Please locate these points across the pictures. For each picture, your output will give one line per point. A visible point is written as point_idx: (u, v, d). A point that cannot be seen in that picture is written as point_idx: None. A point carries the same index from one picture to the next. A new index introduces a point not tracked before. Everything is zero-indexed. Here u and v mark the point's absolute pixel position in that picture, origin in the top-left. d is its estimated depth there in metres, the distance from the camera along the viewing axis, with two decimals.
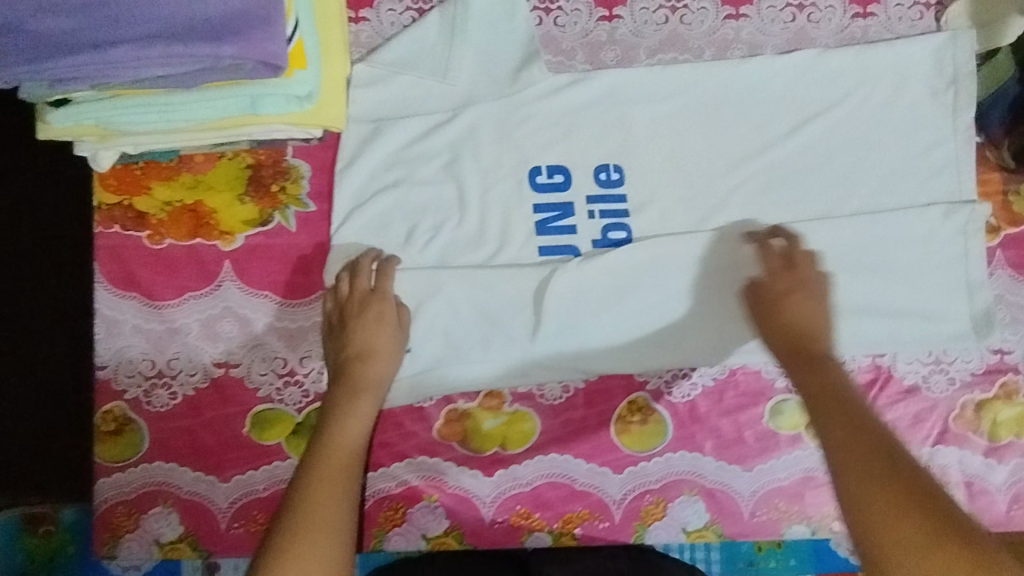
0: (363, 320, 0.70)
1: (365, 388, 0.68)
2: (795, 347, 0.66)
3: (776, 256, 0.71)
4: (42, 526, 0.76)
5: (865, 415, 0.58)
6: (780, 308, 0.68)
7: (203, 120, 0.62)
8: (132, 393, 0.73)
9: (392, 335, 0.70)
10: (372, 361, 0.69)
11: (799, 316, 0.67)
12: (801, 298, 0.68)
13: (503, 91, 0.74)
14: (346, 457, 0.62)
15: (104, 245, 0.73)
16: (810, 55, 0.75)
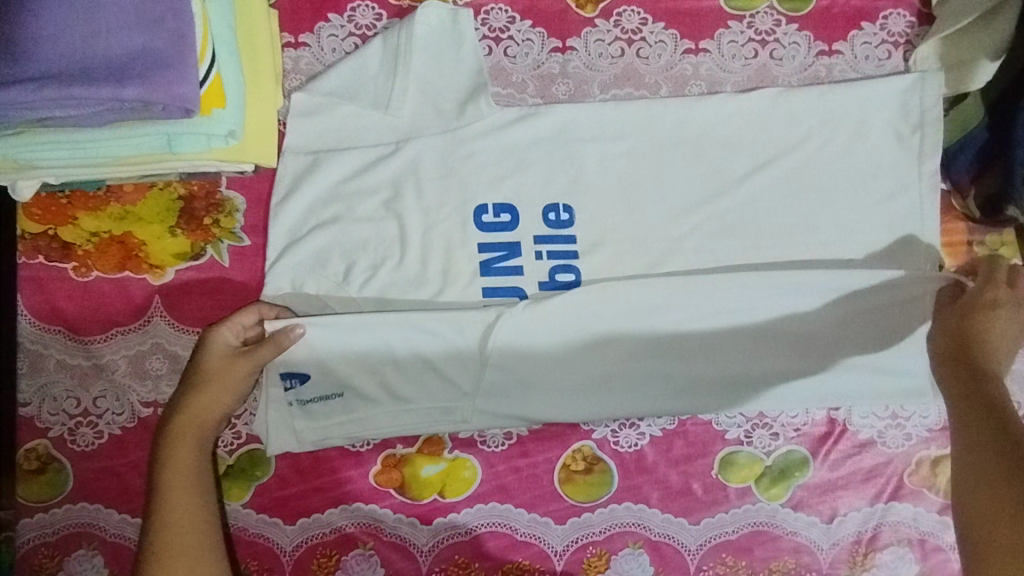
0: (196, 351, 0.66)
1: (199, 427, 0.64)
2: (956, 352, 0.60)
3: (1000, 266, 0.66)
4: None
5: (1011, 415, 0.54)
6: (965, 325, 0.62)
7: (118, 157, 0.59)
8: (56, 430, 0.70)
9: (221, 362, 0.66)
10: (206, 394, 0.65)
11: (1000, 334, 0.61)
12: (1009, 316, 0.62)
13: (447, 125, 0.72)
14: (188, 524, 0.59)
15: (29, 276, 0.71)
16: (769, 95, 0.73)
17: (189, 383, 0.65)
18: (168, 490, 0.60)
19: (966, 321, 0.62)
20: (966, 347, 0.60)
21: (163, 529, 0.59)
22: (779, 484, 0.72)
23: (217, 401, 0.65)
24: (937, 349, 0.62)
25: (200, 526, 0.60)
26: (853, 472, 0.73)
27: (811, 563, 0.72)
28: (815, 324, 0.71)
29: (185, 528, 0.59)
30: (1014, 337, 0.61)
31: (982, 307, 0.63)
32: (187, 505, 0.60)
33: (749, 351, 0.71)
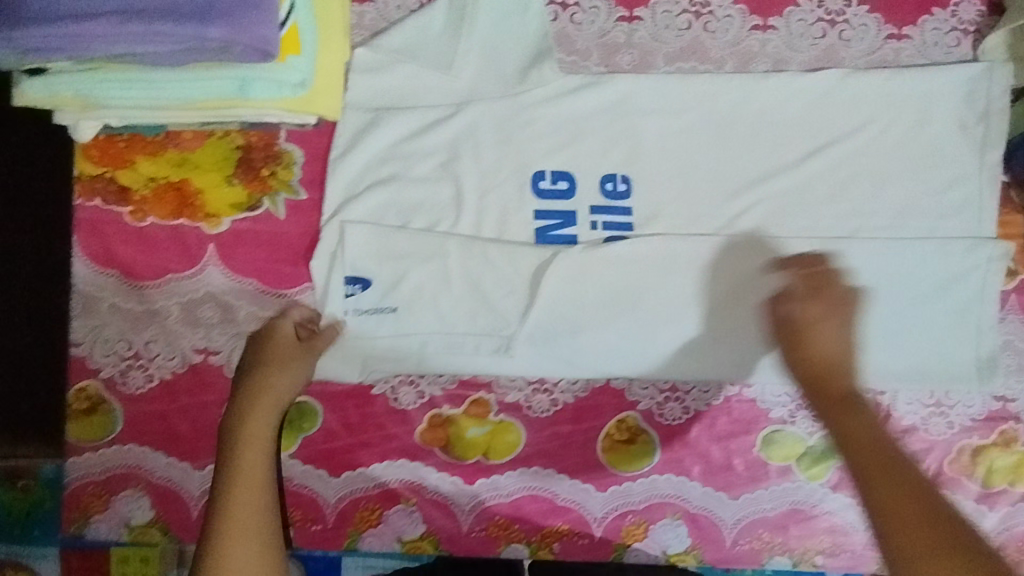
0: (259, 342, 0.65)
1: (264, 406, 0.59)
2: (822, 381, 0.66)
3: (817, 267, 0.69)
4: (21, 481, 0.71)
5: (894, 459, 0.61)
6: (802, 336, 0.66)
7: (187, 101, 0.59)
8: (107, 372, 0.71)
9: (294, 351, 0.65)
10: (270, 375, 0.61)
11: (825, 349, 0.68)
12: (833, 325, 0.67)
13: (509, 90, 0.71)
14: (248, 520, 0.54)
15: (84, 217, 0.70)
16: (837, 75, 0.72)
17: (251, 366, 0.62)
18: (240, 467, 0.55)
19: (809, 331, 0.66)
20: (831, 386, 0.66)
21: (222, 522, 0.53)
22: (820, 464, 0.73)
23: (287, 384, 0.62)
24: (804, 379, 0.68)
25: (260, 520, 0.54)
26: None
27: (845, 543, 0.73)
28: (855, 305, 0.72)
29: (247, 519, 0.53)
30: (836, 351, 0.68)
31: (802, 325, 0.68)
32: (252, 495, 0.54)
33: None
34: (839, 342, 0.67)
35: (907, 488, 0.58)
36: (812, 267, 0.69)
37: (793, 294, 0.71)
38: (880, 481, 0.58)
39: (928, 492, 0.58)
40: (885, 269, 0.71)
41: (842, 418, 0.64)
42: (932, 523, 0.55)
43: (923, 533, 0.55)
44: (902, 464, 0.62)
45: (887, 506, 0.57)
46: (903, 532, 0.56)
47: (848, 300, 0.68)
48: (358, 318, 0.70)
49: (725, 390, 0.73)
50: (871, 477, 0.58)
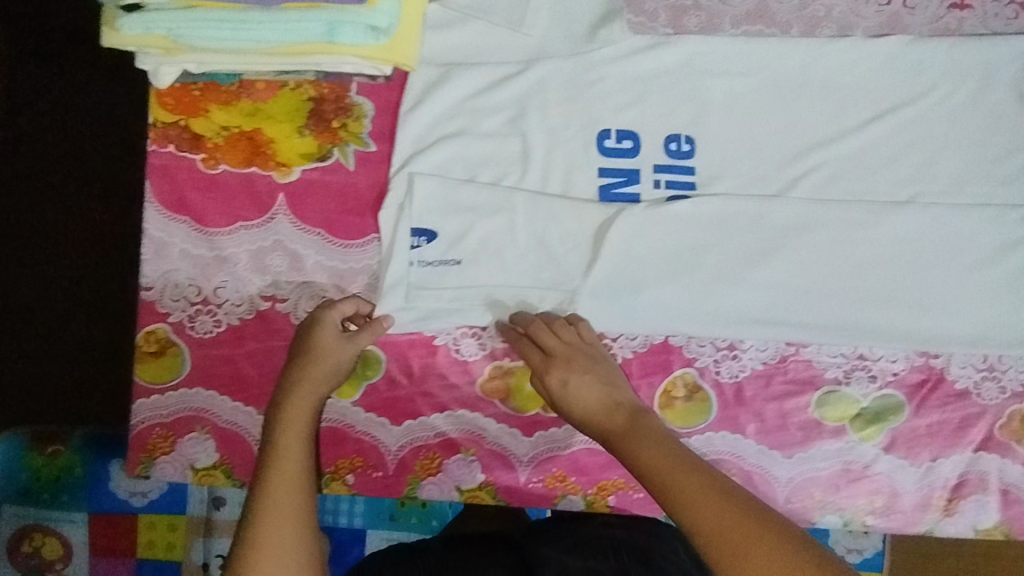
0: (302, 329, 0.69)
1: (305, 397, 0.66)
2: (602, 427, 0.66)
3: (562, 324, 0.71)
4: (50, 447, 0.93)
5: (693, 471, 0.59)
6: (562, 398, 0.69)
7: (276, 44, 0.60)
8: (176, 316, 0.72)
9: (333, 339, 0.68)
10: (308, 363, 0.67)
11: (576, 389, 0.68)
12: (581, 376, 0.68)
13: (578, 48, 0.72)
14: (289, 484, 0.60)
15: (157, 163, 0.71)
16: (901, 42, 0.73)
17: (293, 356, 0.68)
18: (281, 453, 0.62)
19: (563, 389, 0.69)
20: (613, 424, 0.66)
21: (264, 495, 0.59)
22: (874, 425, 0.74)
23: (325, 375, 0.67)
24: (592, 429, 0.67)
25: (300, 484, 0.61)
26: (946, 420, 0.74)
27: (895, 504, 0.75)
28: (911, 268, 0.72)
29: (287, 484, 0.60)
30: (592, 384, 0.68)
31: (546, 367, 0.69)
32: (292, 464, 0.61)
33: (852, 293, 0.72)
34: (604, 385, 0.68)
35: (708, 497, 0.56)
36: (552, 322, 0.71)
37: (851, 257, 0.72)
38: (677, 498, 0.57)
39: (732, 495, 0.56)
40: (945, 233, 0.72)
41: (628, 447, 0.63)
42: (744, 534, 0.53)
43: (751, 541, 0.52)
44: (693, 461, 0.60)
45: (699, 526, 0.55)
46: (721, 542, 0.54)
47: (582, 343, 0.70)
48: (422, 269, 0.71)
49: (782, 350, 0.74)
50: (660, 491, 0.59)
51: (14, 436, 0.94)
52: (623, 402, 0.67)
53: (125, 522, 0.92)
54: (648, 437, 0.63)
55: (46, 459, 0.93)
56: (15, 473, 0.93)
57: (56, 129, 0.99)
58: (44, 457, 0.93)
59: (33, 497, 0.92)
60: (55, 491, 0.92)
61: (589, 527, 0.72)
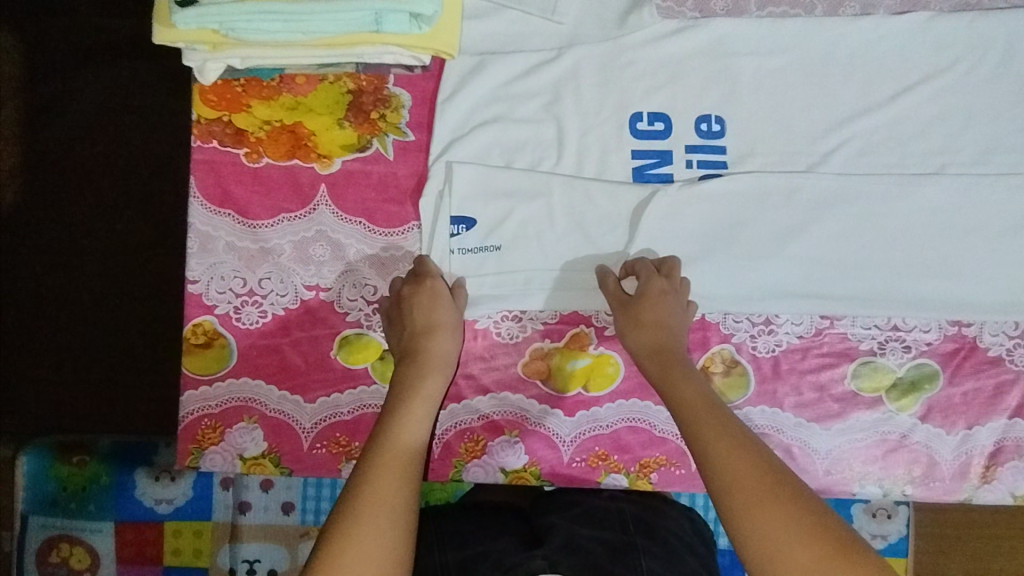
0: (418, 305, 0.70)
1: (434, 373, 0.69)
2: (653, 357, 0.68)
3: (646, 270, 0.71)
4: (76, 456, 0.91)
5: (728, 420, 0.63)
6: (636, 320, 0.69)
7: (325, 35, 0.63)
8: (222, 308, 0.73)
9: (450, 312, 0.71)
10: (433, 338, 0.69)
11: (653, 319, 0.69)
12: (665, 309, 0.69)
13: (609, 34, 0.75)
14: (408, 451, 0.63)
15: (202, 159, 0.73)
16: (923, 18, 0.75)
17: (416, 330, 0.69)
18: (405, 416, 0.65)
19: (635, 311, 0.69)
20: (666, 361, 0.68)
21: (382, 452, 0.62)
22: (911, 394, 0.75)
23: (450, 350, 0.70)
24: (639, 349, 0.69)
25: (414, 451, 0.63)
26: (982, 387, 0.75)
27: (935, 473, 0.75)
28: (939, 237, 0.74)
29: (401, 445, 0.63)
30: (666, 323, 0.69)
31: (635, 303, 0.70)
32: (414, 432, 0.64)
33: (886, 264, 0.74)
34: (669, 325, 0.69)
35: (732, 442, 0.60)
36: (633, 267, 0.71)
37: (881, 228, 0.74)
38: (706, 433, 0.61)
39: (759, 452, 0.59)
40: (973, 203, 0.74)
41: (672, 382, 0.66)
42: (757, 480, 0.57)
43: (759, 484, 0.57)
44: (730, 416, 0.63)
45: (716, 457, 0.59)
46: (732, 474, 0.58)
47: (672, 290, 0.70)
48: (462, 256, 0.73)
49: (817, 324, 0.76)
50: (691, 423, 0.63)
51: (39, 449, 0.92)
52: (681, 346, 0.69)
53: (151, 530, 0.90)
54: (696, 377, 0.67)
55: (74, 469, 0.91)
56: (43, 484, 0.91)
57: (88, 136, 1.08)
58: (70, 466, 0.91)
59: (61, 507, 0.90)
60: (81, 500, 0.90)
61: (595, 500, 0.75)
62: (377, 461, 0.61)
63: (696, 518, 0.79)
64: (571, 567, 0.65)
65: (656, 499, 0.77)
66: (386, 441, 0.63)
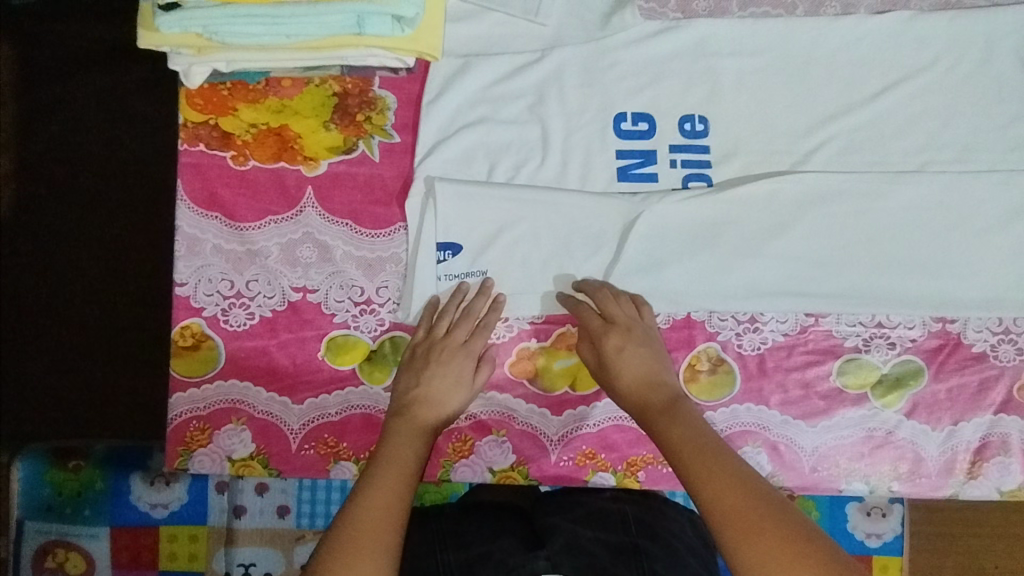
0: (441, 366, 0.70)
1: (426, 433, 0.68)
2: (639, 410, 0.68)
3: (594, 315, 0.71)
4: (71, 461, 0.91)
5: (720, 454, 0.61)
6: (612, 370, 0.69)
7: (308, 38, 0.63)
8: (210, 310, 0.74)
9: (462, 387, 0.70)
10: (437, 414, 0.69)
11: (631, 368, 0.69)
12: (635, 348, 0.69)
13: (592, 36, 0.75)
14: (396, 494, 0.63)
15: (188, 162, 0.74)
16: (902, 18, 0.76)
17: (427, 400, 0.69)
18: (385, 457, 0.65)
19: (608, 369, 0.70)
20: (650, 401, 0.67)
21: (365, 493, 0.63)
22: (895, 391, 0.75)
23: (447, 419, 0.69)
24: (628, 405, 0.69)
25: (401, 496, 0.63)
26: (966, 383, 0.75)
27: (921, 469, 0.75)
28: (920, 234, 0.75)
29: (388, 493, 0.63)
30: (647, 365, 0.69)
31: (610, 354, 0.69)
32: (397, 469, 0.64)
33: (868, 262, 0.75)
34: (648, 363, 0.69)
35: (726, 481, 0.59)
36: (577, 307, 0.72)
37: (862, 226, 0.75)
38: (700, 479, 0.60)
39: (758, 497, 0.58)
40: (953, 199, 0.75)
41: (661, 422, 0.65)
42: (756, 524, 0.56)
43: (757, 526, 0.56)
44: (725, 455, 0.61)
45: (709, 503, 0.59)
46: (728, 519, 0.57)
47: (638, 321, 0.71)
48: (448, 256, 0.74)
49: (801, 321, 0.76)
50: (683, 463, 0.62)
51: (35, 453, 0.92)
52: (667, 386, 0.68)
53: (145, 535, 0.90)
54: (682, 416, 0.65)
55: (68, 474, 0.91)
56: (37, 488, 0.91)
57: (79, 141, 1.08)
58: (66, 471, 0.91)
59: (56, 512, 0.90)
60: (77, 505, 0.90)
61: (597, 500, 0.76)
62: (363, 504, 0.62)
63: (696, 519, 0.79)
64: (571, 569, 0.69)
65: (658, 501, 0.77)
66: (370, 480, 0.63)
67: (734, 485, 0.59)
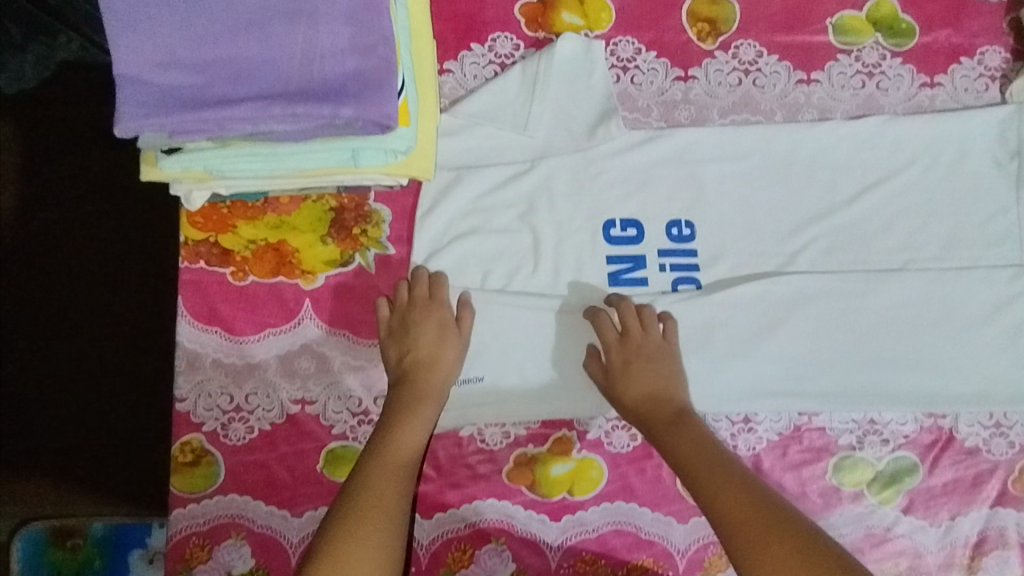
0: (422, 330, 0.72)
1: (429, 402, 0.69)
2: (648, 415, 0.70)
3: (611, 324, 0.73)
4: (70, 541, 1.00)
5: (728, 464, 0.65)
6: (625, 384, 0.71)
7: (304, 168, 0.64)
8: (209, 425, 0.74)
9: (454, 341, 0.72)
10: (434, 370, 0.71)
11: (646, 384, 0.71)
12: (643, 364, 0.71)
13: (579, 146, 0.78)
14: (404, 462, 0.66)
15: (189, 279, 0.75)
16: (879, 122, 0.78)
17: (420, 363, 0.71)
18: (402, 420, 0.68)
19: (617, 384, 0.72)
20: (656, 411, 0.70)
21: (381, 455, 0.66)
22: (891, 487, 0.76)
23: (445, 378, 0.71)
24: (634, 417, 0.71)
25: (398, 496, 0.64)
26: (961, 478, 0.76)
27: (922, 566, 0.75)
28: (907, 332, 0.76)
29: (389, 489, 0.64)
30: (661, 377, 0.71)
31: (620, 372, 0.72)
32: (414, 436, 0.67)
33: (857, 360, 0.76)
34: (660, 376, 0.71)
35: (731, 484, 0.64)
36: (597, 316, 0.74)
37: (849, 325, 0.76)
38: (706, 483, 0.65)
39: (764, 502, 0.62)
40: (937, 297, 0.76)
41: (667, 430, 0.69)
42: (772, 533, 0.60)
43: (764, 531, 0.60)
44: (733, 463, 0.66)
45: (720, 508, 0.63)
46: (735, 521, 0.61)
47: (648, 335, 0.73)
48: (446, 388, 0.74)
49: (795, 420, 0.77)
50: (691, 469, 0.66)
51: (39, 531, 1.02)
52: (676, 398, 0.71)
53: None
54: (690, 419, 0.69)
55: (67, 553, 1.00)
56: (37, 568, 1.01)
57: (81, 238, 1.10)
58: (64, 551, 1.01)
59: None
60: None
61: None
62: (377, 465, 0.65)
63: None
64: None
65: None
66: (388, 442, 0.67)
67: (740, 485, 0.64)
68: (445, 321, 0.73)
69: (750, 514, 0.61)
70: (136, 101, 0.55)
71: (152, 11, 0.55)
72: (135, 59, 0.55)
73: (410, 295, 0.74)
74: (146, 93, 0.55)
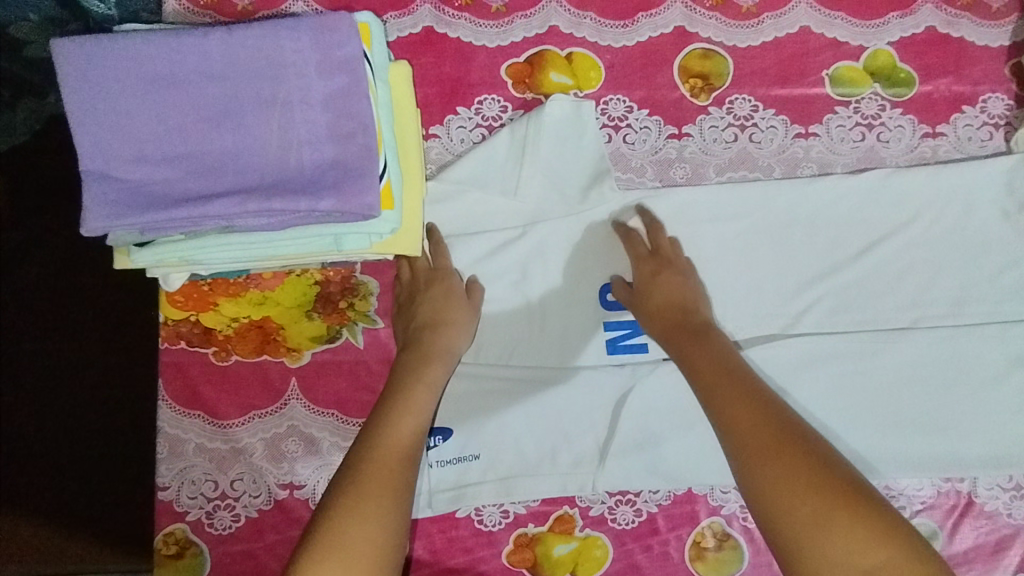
0: (430, 299, 0.71)
1: (436, 366, 0.68)
2: (675, 330, 0.69)
3: (641, 243, 0.73)
4: None
5: (744, 375, 0.64)
6: (650, 296, 0.71)
7: (286, 255, 0.61)
8: (193, 514, 0.71)
9: (461, 307, 0.71)
10: (442, 333, 0.70)
11: (677, 293, 0.70)
12: (669, 275, 0.71)
13: (572, 209, 0.75)
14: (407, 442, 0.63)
15: (171, 361, 0.73)
16: (880, 175, 0.75)
17: (428, 324, 0.70)
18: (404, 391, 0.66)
19: (640, 296, 0.71)
20: (682, 321, 0.69)
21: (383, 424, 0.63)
22: None
23: (456, 345, 0.70)
24: (659, 332, 0.70)
25: (399, 463, 0.61)
26: (983, 545, 0.73)
27: None
28: (920, 394, 0.73)
29: (389, 459, 0.61)
30: (687, 294, 0.71)
31: (649, 280, 0.71)
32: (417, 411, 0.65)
33: (870, 426, 0.73)
34: (687, 291, 0.71)
35: (743, 400, 0.62)
36: (628, 233, 0.74)
37: (859, 388, 0.73)
38: (719, 398, 0.62)
39: (778, 419, 0.60)
40: (947, 357, 0.73)
41: (689, 345, 0.67)
42: (782, 445, 0.57)
43: (773, 448, 0.57)
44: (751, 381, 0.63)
45: (732, 423, 0.60)
46: (743, 434, 0.59)
47: (676, 254, 0.73)
48: (440, 470, 0.71)
49: None
50: (705, 384, 0.64)
51: None
52: (700, 312, 0.70)
53: None
54: (708, 341, 0.67)
55: None
56: None
57: (61, 304, 1.06)
58: None
59: None
60: None
61: None
62: (377, 432, 0.63)
63: None
64: None
65: None
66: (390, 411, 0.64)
67: (755, 402, 0.61)
68: (453, 289, 0.72)
69: (765, 433, 0.59)
70: (106, 199, 0.55)
71: (125, 107, 0.56)
72: (104, 156, 0.56)
73: (413, 273, 0.72)
74: (118, 189, 0.55)
